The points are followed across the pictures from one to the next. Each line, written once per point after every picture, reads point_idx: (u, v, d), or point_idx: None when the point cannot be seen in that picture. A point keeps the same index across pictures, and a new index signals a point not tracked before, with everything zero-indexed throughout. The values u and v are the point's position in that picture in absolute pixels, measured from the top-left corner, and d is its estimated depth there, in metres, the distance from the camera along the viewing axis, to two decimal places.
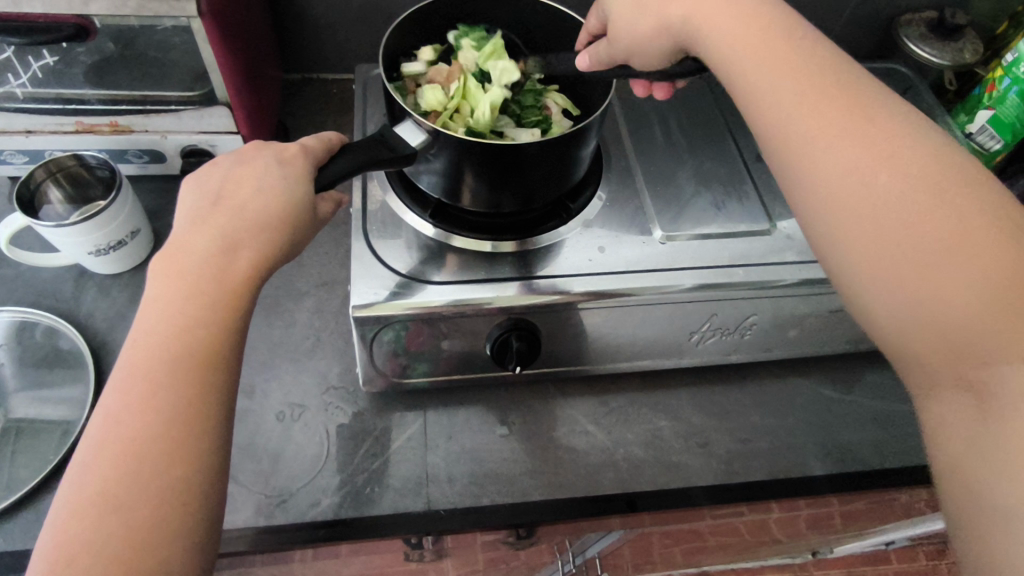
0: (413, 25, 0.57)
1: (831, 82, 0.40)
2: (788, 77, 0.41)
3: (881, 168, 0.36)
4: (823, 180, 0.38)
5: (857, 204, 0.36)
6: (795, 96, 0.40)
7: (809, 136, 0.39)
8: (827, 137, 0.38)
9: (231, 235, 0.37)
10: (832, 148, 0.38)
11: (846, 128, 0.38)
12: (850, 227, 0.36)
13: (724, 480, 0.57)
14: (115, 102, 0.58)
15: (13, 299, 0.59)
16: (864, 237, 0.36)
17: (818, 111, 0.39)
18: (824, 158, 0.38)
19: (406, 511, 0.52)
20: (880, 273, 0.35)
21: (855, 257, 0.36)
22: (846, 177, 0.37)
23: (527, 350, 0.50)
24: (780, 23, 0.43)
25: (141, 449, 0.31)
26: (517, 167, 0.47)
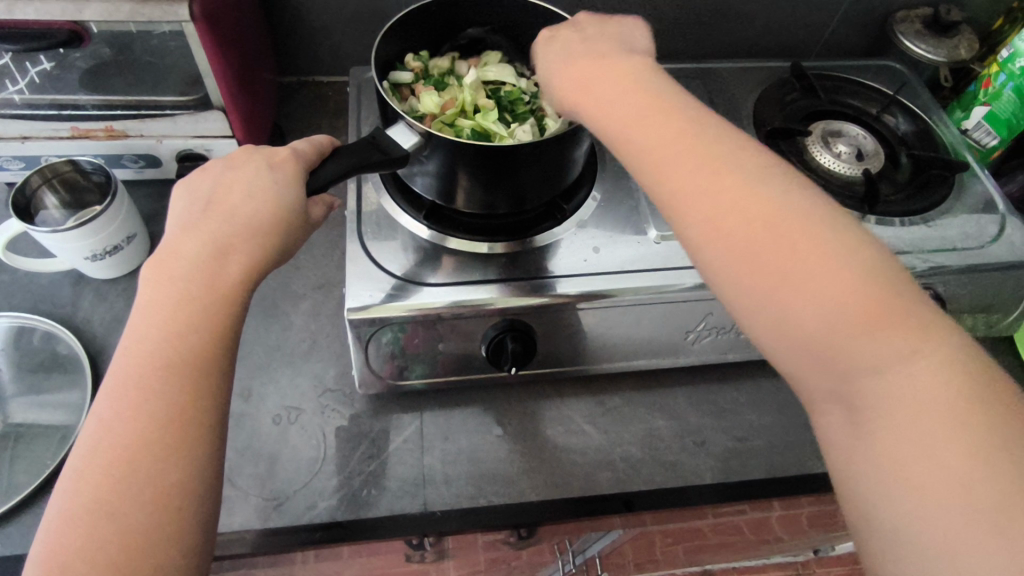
0: (407, 26, 0.56)
1: (672, 107, 0.38)
2: (637, 101, 0.39)
3: (737, 186, 0.35)
4: (684, 203, 0.35)
5: (719, 227, 0.34)
6: (646, 119, 0.38)
7: (665, 160, 0.37)
8: (683, 160, 0.36)
9: (221, 240, 0.37)
10: (688, 170, 0.36)
11: (695, 150, 0.36)
12: (715, 250, 0.34)
13: (722, 479, 0.57)
14: (111, 107, 0.58)
15: (11, 305, 0.59)
16: (728, 258, 0.34)
17: (672, 135, 0.37)
18: (680, 187, 0.36)
19: (404, 513, 0.52)
20: (745, 294, 0.34)
21: (721, 279, 0.35)
22: (704, 200, 0.35)
23: (522, 351, 0.51)
24: (614, 54, 0.42)
25: (133, 455, 0.32)
26: (510, 168, 0.47)
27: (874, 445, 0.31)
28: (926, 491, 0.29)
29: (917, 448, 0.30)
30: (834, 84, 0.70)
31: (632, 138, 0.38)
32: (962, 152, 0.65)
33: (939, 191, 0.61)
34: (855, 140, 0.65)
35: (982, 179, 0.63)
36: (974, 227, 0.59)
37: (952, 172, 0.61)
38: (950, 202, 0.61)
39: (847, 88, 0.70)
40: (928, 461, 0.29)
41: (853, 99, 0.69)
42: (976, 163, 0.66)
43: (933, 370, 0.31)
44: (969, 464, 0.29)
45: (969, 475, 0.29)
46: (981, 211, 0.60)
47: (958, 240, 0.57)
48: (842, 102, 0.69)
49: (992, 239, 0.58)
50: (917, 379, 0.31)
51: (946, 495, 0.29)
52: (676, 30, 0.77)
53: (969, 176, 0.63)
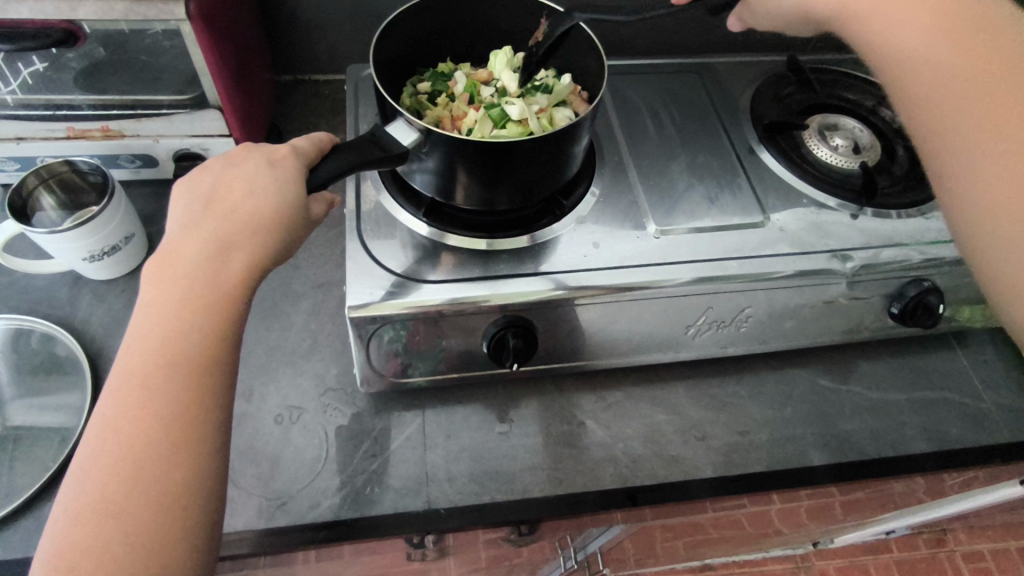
0: (405, 24, 0.56)
1: (993, 26, 0.39)
2: (922, 17, 0.40)
3: (1016, 96, 0.36)
4: (955, 117, 0.38)
5: (984, 139, 0.36)
6: (945, 40, 0.39)
7: (950, 61, 0.38)
8: (953, 69, 0.38)
9: (222, 238, 0.37)
10: (975, 97, 0.37)
11: (972, 64, 0.38)
12: (970, 158, 0.37)
13: (723, 473, 0.57)
14: (107, 107, 0.57)
15: (7, 307, 0.58)
16: (989, 172, 0.36)
17: (961, 47, 0.38)
18: (935, 87, 0.39)
19: (407, 511, 0.52)
20: (1008, 221, 0.35)
21: (987, 195, 0.36)
22: (985, 125, 0.37)
23: (523, 346, 0.50)
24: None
25: (138, 455, 0.31)
26: (510, 164, 0.48)
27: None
28: None
29: None
30: (830, 78, 0.71)
31: (904, 47, 0.40)
32: None
33: None
34: (851, 134, 0.65)
35: None
36: None
37: None
38: None
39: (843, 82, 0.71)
40: None
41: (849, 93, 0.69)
42: None
43: None
44: None
45: None
46: None
47: None
48: (839, 96, 0.69)
49: None
50: None
51: None
52: (673, 26, 0.78)
53: None
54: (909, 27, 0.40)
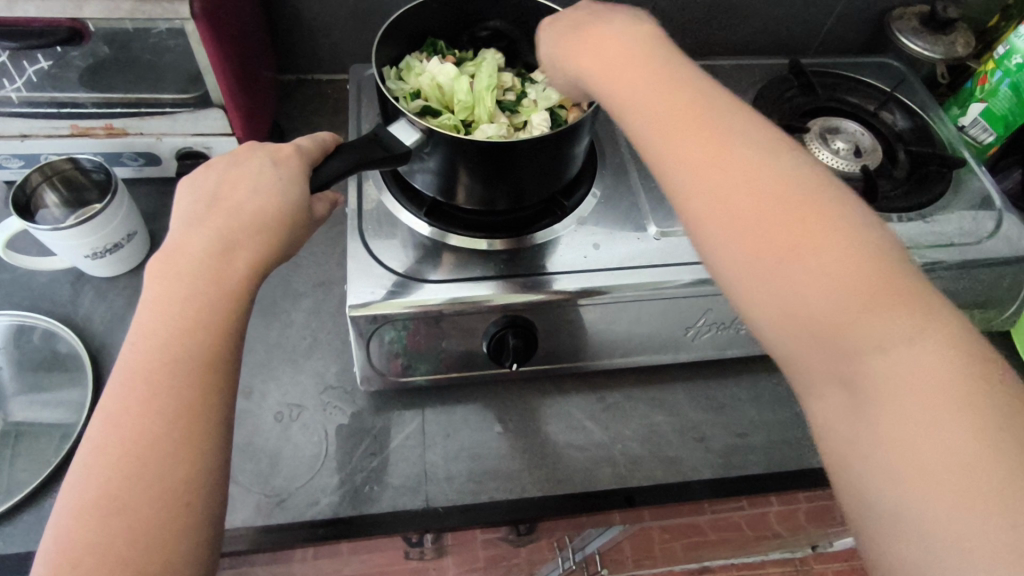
0: (406, 25, 0.56)
1: (672, 74, 0.40)
2: (631, 68, 0.40)
3: (699, 144, 0.36)
4: (662, 162, 0.37)
5: (683, 178, 0.36)
6: (641, 86, 0.39)
7: (646, 109, 0.39)
8: (657, 112, 0.38)
9: (226, 236, 0.37)
10: (683, 143, 0.37)
11: (677, 108, 0.38)
12: (687, 195, 0.36)
13: (721, 474, 0.57)
14: (111, 105, 0.58)
15: (10, 304, 0.59)
16: (714, 212, 0.35)
17: (656, 94, 0.39)
18: (644, 127, 0.38)
19: (405, 509, 0.52)
20: (734, 257, 0.34)
21: (702, 238, 0.36)
22: (708, 167, 0.36)
23: (523, 346, 0.51)
24: (634, 30, 0.42)
25: (142, 452, 0.32)
26: (512, 164, 0.48)
27: (872, 426, 0.30)
28: (928, 477, 0.28)
29: (921, 440, 0.29)
30: (832, 81, 0.71)
31: (618, 96, 0.40)
32: (959, 148, 0.66)
33: (937, 187, 0.61)
34: (854, 137, 0.65)
35: (980, 176, 0.63)
36: (971, 221, 0.59)
37: (949, 169, 0.61)
38: (948, 197, 0.61)
39: (845, 85, 0.71)
40: (923, 442, 0.29)
41: (851, 97, 0.70)
42: (974, 160, 0.66)
43: (929, 356, 0.30)
44: (976, 446, 0.28)
45: (974, 456, 0.28)
46: (978, 207, 0.61)
47: (955, 236, 0.58)
48: (841, 99, 0.69)
49: (989, 234, 0.58)
50: (921, 369, 0.30)
51: (934, 476, 0.28)
52: (676, 29, 0.78)
53: (967, 173, 0.64)
54: (603, 75, 0.41)
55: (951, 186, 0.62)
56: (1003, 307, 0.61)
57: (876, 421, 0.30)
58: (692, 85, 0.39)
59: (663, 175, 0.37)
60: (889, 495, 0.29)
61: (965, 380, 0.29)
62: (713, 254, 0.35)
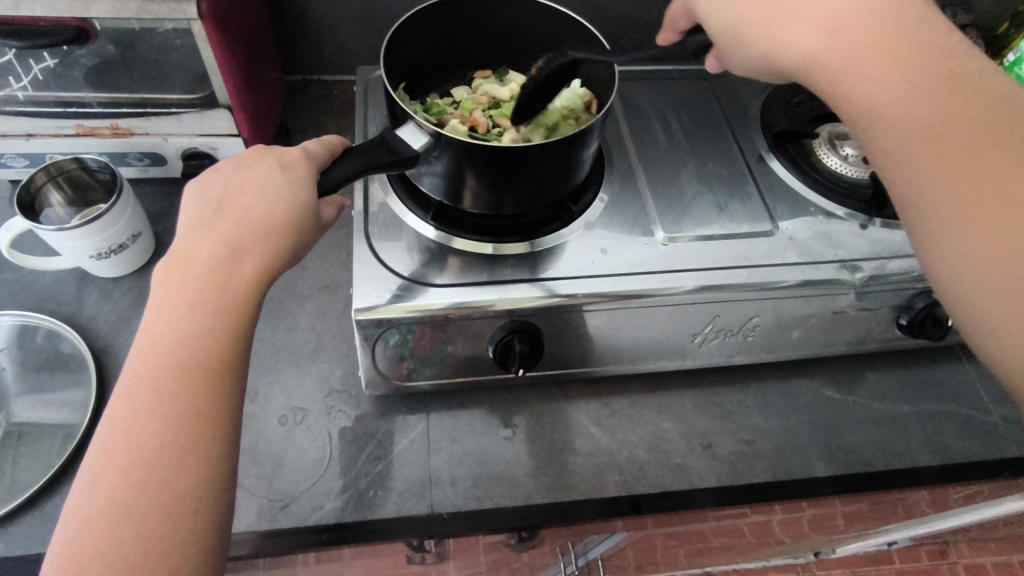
0: (415, 28, 0.56)
1: (942, 76, 0.37)
2: (893, 71, 0.38)
3: (994, 170, 0.35)
4: (927, 190, 0.37)
5: (947, 197, 0.36)
6: (914, 97, 0.37)
7: (919, 124, 0.37)
8: (938, 129, 0.36)
9: (233, 240, 0.37)
10: (975, 166, 0.35)
11: (978, 127, 0.36)
12: (937, 216, 0.36)
13: (728, 482, 0.57)
14: (117, 105, 0.58)
15: (14, 303, 0.58)
16: (980, 256, 0.35)
17: (957, 107, 0.36)
18: (909, 151, 0.37)
19: (410, 515, 0.52)
20: (993, 287, 0.34)
21: (947, 259, 0.36)
22: (1006, 192, 0.34)
23: (530, 352, 0.51)
24: (890, 14, 0.38)
25: (148, 458, 0.31)
26: (520, 169, 0.47)
27: None
28: None
29: None
30: None
31: (854, 92, 0.39)
32: None
33: None
34: None
35: None
36: None
37: None
38: None
39: None
40: None
41: None
42: None
43: None
44: None
45: None
46: None
47: None
48: None
49: None
50: None
51: None
52: None
53: None
54: (870, 71, 0.38)
55: None
56: None
57: None
58: (987, 82, 0.37)
59: (927, 204, 0.37)
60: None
61: None
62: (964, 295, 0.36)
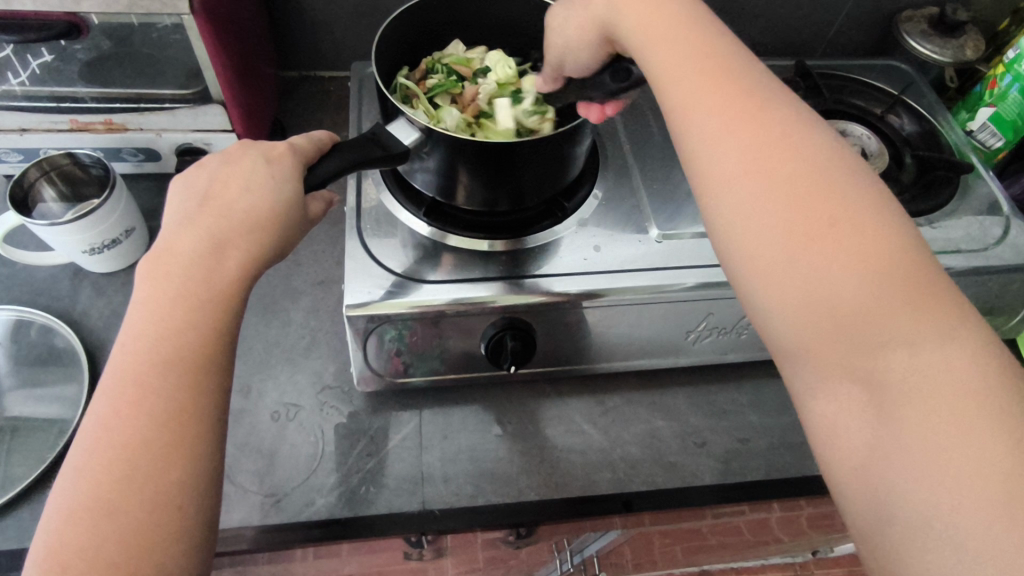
0: (407, 22, 0.56)
1: (710, 50, 0.40)
2: (668, 45, 0.41)
3: (748, 133, 0.36)
4: (704, 137, 0.37)
5: (719, 145, 0.37)
6: (676, 65, 0.40)
7: (687, 88, 0.39)
8: (698, 91, 0.38)
9: (219, 236, 0.37)
10: (732, 126, 0.37)
11: (728, 93, 0.38)
12: (715, 160, 0.37)
13: (721, 480, 0.56)
14: (110, 100, 0.58)
15: (9, 298, 0.59)
16: (746, 203, 0.35)
17: (701, 75, 0.39)
18: (683, 103, 0.39)
19: (401, 511, 0.52)
20: (758, 232, 0.34)
21: (713, 195, 0.37)
22: (750, 150, 0.36)
23: (522, 349, 0.50)
24: (687, 9, 0.42)
25: (132, 454, 0.31)
26: (512, 165, 0.47)
27: (889, 423, 0.30)
28: (947, 467, 0.27)
29: (949, 443, 0.28)
30: (838, 84, 0.70)
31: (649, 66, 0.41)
32: (967, 154, 0.65)
33: (943, 192, 0.60)
34: (859, 140, 0.65)
35: (988, 181, 0.63)
36: (978, 228, 0.59)
37: (957, 174, 0.60)
38: (955, 202, 0.61)
39: (852, 88, 0.70)
40: (945, 438, 0.28)
41: (857, 100, 0.69)
42: (982, 165, 0.65)
43: (954, 352, 0.29)
44: (1001, 450, 0.27)
45: (999, 459, 0.27)
46: (985, 213, 0.60)
47: (962, 242, 0.57)
48: (846, 102, 0.68)
49: (996, 241, 0.58)
50: (955, 364, 0.29)
51: (956, 466, 0.27)
52: None
53: (974, 178, 0.63)
54: (651, 49, 0.41)
55: (958, 191, 0.61)
56: (1013, 312, 0.61)
57: (897, 425, 0.29)
58: (732, 54, 0.40)
59: (702, 152, 0.37)
60: (910, 491, 0.28)
61: (1008, 374, 0.29)
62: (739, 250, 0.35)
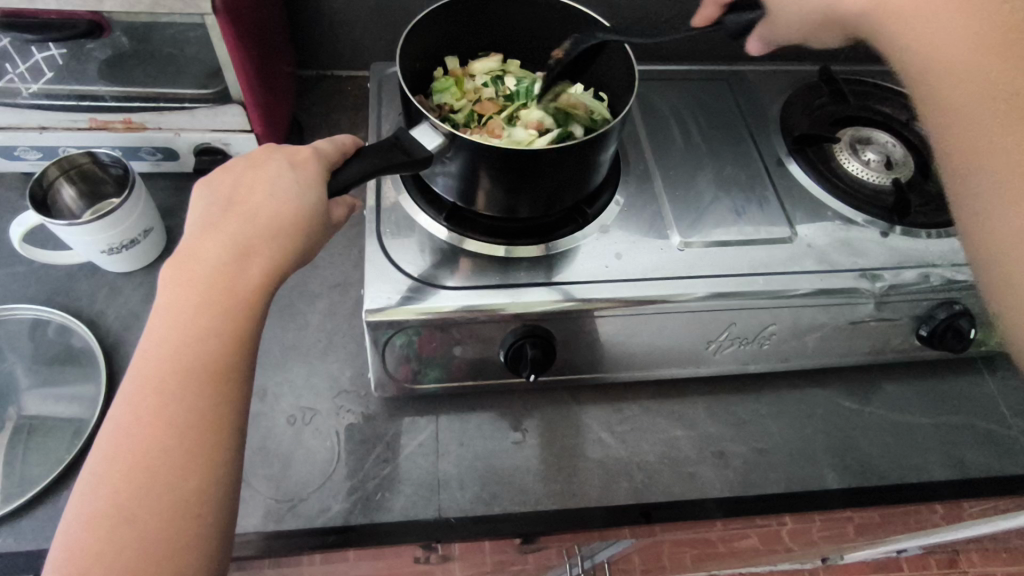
0: (431, 25, 0.55)
1: None
2: (958, 7, 0.37)
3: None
4: (976, 106, 0.35)
5: (990, 129, 0.34)
6: (966, 22, 0.36)
7: (978, 58, 0.35)
8: (971, 50, 0.35)
9: (242, 241, 0.37)
10: (1000, 95, 0.34)
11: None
12: (990, 144, 0.34)
13: (739, 492, 0.56)
14: (129, 99, 0.57)
15: (26, 296, 0.59)
16: (1010, 182, 0.33)
17: (979, 44, 0.35)
18: (985, 70, 0.35)
19: (417, 519, 0.52)
20: (1004, 209, 0.33)
21: (970, 161, 0.35)
22: (1017, 120, 0.33)
23: (541, 357, 0.50)
24: None
25: (152, 460, 0.31)
26: (536, 172, 0.46)
27: None
28: None
29: None
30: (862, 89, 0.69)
31: (937, 41, 0.38)
32: None
33: None
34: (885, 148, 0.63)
35: None
36: None
37: None
38: None
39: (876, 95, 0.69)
40: None
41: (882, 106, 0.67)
42: None
43: None
44: None
45: None
46: None
47: None
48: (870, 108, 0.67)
49: None
50: None
51: None
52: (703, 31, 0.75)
53: None
54: (946, 12, 0.37)
55: None
56: None
57: None
58: None
59: (952, 119, 0.36)
60: None
61: None
62: (992, 221, 0.34)
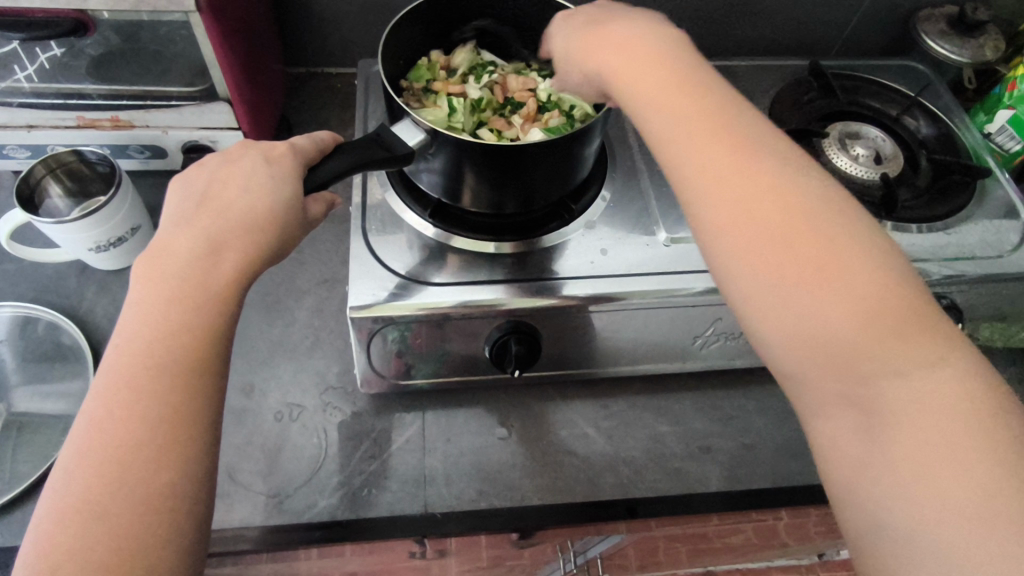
0: (415, 20, 0.55)
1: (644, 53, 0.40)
2: (646, 57, 0.40)
3: (726, 165, 0.35)
4: (691, 151, 0.36)
5: (701, 171, 0.36)
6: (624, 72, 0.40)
7: (664, 108, 0.38)
8: (671, 121, 0.37)
9: (215, 237, 0.37)
10: (712, 156, 0.36)
11: (696, 113, 0.37)
12: (699, 193, 0.36)
13: (728, 487, 0.56)
14: (116, 96, 0.57)
15: (15, 294, 0.59)
16: (756, 277, 0.34)
17: (674, 88, 0.38)
18: (687, 162, 0.36)
19: (403, 514, 0.52)
20: (749, 272, 0.34)
21: (719, 260, 0.35)
22: (724, 182, 0.35)
23: (525, 353, 0.50)
24: (654, 34, 0.41)
25: (124, 455, 0.31)
26: (518, 166, 0.46)
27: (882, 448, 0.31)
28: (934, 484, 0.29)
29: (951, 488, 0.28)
30: (852, 84, 0.69)
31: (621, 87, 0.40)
32: (983, 157, 0.64)
33: (958, 198, 0.59)
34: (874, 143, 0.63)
35: (1004, 184, 0.61)
36: (994, 234, 0.57)
37: (972, 178, 0.59)
38: (970, 207, 0.59)
39: (867, 89, 0.69)
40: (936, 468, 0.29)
41: (872, 101, 0.67)
42: (999, 169, 0.64)
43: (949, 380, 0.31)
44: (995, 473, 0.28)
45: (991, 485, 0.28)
46: (1002, 217, 0.59)
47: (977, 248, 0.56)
48: (861, 102, 0.67)
49: (1012, 247, 0.56)
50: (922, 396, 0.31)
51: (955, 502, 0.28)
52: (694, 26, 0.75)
53: (990, 182, 0.62)
54: (611, 58, 0.41)
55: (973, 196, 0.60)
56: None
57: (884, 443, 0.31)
58: (682, 63, 0.40)
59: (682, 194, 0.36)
60: (896, 516, 0.30)
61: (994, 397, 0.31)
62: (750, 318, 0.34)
